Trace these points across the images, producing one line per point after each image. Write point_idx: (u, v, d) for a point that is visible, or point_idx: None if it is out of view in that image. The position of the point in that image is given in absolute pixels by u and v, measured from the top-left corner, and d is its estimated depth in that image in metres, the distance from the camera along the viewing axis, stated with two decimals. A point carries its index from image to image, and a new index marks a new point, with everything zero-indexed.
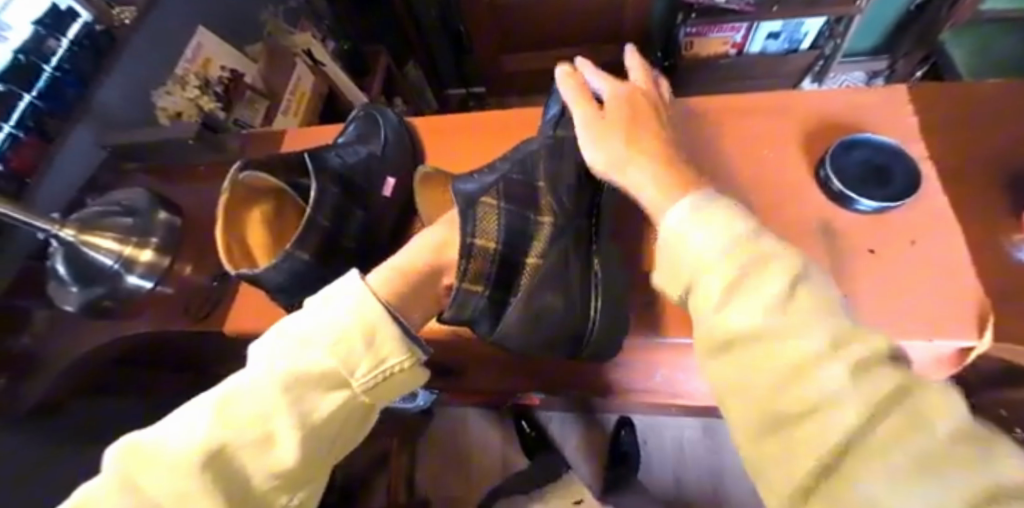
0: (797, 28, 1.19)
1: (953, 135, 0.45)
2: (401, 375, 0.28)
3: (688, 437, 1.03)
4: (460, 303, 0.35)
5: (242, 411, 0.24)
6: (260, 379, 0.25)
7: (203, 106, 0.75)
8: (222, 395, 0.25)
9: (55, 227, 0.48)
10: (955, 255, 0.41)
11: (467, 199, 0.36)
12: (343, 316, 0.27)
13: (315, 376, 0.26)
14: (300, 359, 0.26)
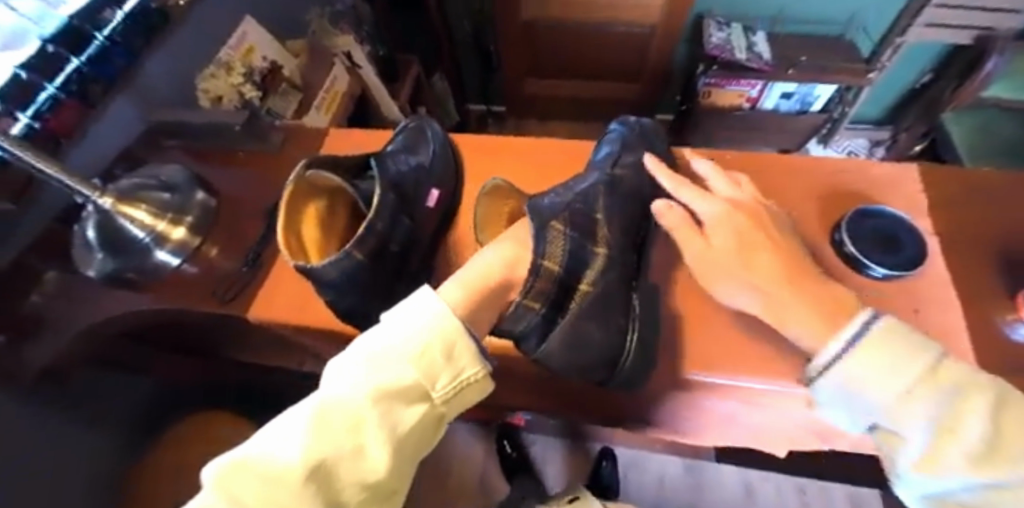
0: (811, 91, 1.25)
1: (966, 214, 0.47)
2: (475, 386, 0.29)
3: (669, 473, 1.07)
4: (517, 316, 0.36)
5: (337, 424, 0.25)
6: (349, 391, 0.26)
7: (243, 92, 0.79)
8: (308, 408, 0.26)
9: (96, 193, 0.47)
10: (951, 326, 0.41)
11: (540, 220, 0.38)
12: (424, 328, 0.28)
13: (403, 388, 0.27)
14: (387, 371, 0.27)
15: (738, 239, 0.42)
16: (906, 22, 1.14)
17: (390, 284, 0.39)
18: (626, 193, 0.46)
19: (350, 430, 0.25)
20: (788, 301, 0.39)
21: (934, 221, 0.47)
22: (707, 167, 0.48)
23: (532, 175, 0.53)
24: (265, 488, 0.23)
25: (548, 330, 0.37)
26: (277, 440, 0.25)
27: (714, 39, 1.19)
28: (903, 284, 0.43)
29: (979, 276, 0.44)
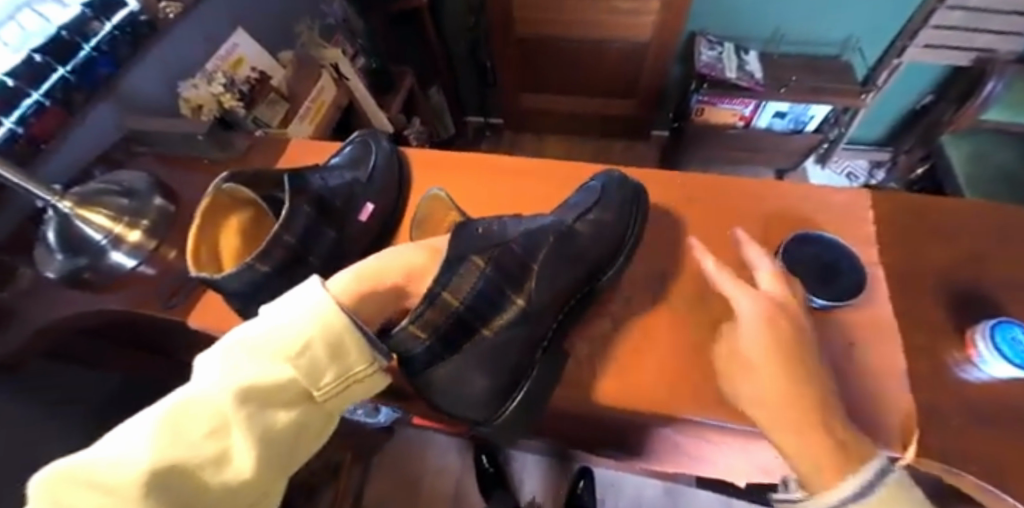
0: (805, 110, 1.23)
1: (919, 243, 0.46)
2: (363, 381, 0.30)
3: (648, 495, 1.04)
4: (402, 338, 0.34)
5: (192, 430, 0.24)
6: (212, 389, 0.25)
7: (221, 102, 0.75)
8: (167, 407, 0.24)
9: (55, 197, 0.49)
10: (894, 362, 0.40)
11: (459, 250, 0.35)
12: (304, 322, 0.29)
13: (273, 385, 0.27)
14: (257, 366, 0.27)
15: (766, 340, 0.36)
16: (902, 43, 1.12)
17: None
18: (580, 249, 0.43)
19: (212, 430, 0.24)
20: (792, 416, 0.33)
21: (883, 250, 0.45)
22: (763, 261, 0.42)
23: (483, 196, 0.52)
24: (103, 491, 0.21)
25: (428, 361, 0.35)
26: (125, 441, 0.23)
27: (704, 57, 1.18)
28: (845, 315, 0.42)
29: (929, 308, 0.42)
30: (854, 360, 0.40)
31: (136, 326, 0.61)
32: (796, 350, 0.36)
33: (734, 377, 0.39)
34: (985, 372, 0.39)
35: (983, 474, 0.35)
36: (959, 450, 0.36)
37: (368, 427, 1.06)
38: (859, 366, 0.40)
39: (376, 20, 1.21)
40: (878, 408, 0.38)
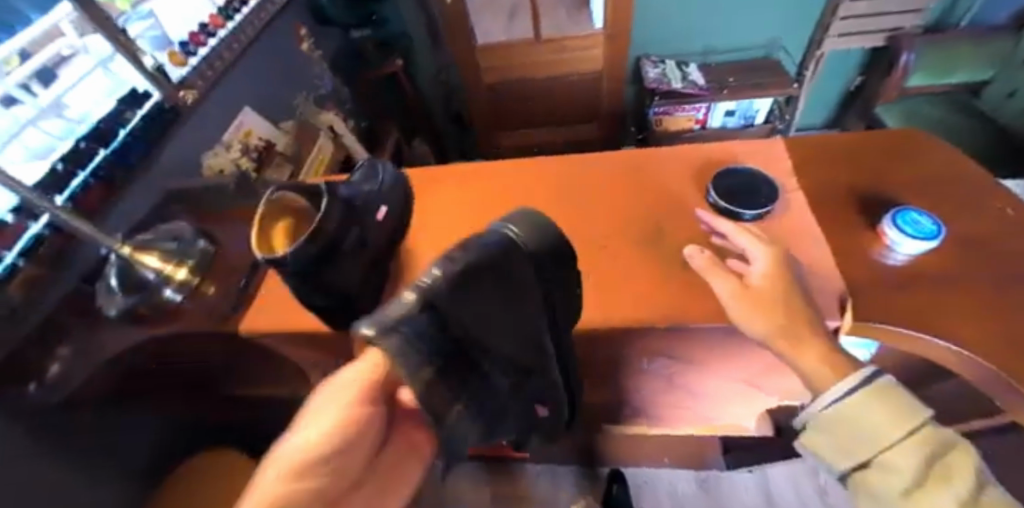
0: (750, 105, 1.37)
1: (833, 169, 0.56)
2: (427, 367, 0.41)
3: (682, 490, 1.06)
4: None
5: (316, 462, 0.31)
6: (311, 439, 0.32)
7: (240, 163, 0.91)
8: (286, 457, 0.30)
9: (117, 245, 0.60)
10: (825, 257, 0.49)
11: None
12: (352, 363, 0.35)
13: (350, 420, 0.33)
14: (334, 414, 0.33)
15: (783, 290, 0.43)
16: (820, 37, 1.29)
17: (340, 278, 0.48)
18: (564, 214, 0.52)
19: (321, 462, 0.31)
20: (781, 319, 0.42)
21: (804, 177, 0.55)
22: (748, 185, 0.54)
23: (474, 194, 0.62)
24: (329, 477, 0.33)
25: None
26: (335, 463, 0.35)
27: (651, 74, 1.34)
28: (771, 224, 0.52)
29: (848, 215, 0.52)
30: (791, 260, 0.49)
31: (185, 354, 0.69)
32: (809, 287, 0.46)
33: (770, 279, 0.48)
34: (901, 254, 0.49)
35: (912, 326, 0.44)
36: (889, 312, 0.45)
37: None
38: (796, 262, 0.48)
39: (358, 87, 1.35)
40: (814, 291, 0.47)
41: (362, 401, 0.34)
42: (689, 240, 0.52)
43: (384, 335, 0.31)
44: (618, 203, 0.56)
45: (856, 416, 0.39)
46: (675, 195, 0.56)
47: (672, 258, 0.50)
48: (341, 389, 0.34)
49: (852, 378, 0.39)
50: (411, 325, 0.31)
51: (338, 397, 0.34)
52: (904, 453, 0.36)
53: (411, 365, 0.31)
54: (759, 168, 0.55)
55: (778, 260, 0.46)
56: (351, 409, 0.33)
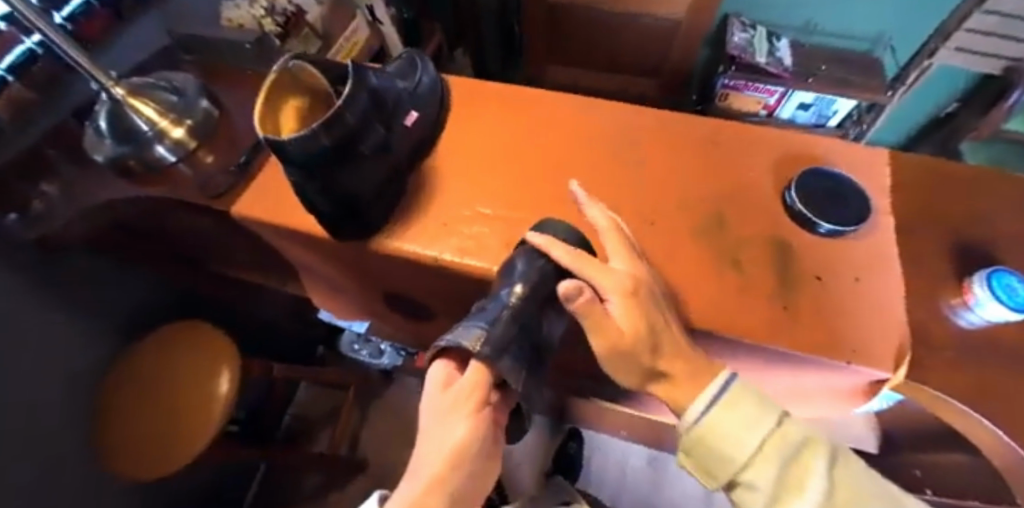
0: (830, 104, 1.24)
1: (931, 202, 0.48)
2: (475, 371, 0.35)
3: (632, 464, 1.01)
4: (512, 317, 0.38)
5: (457, 468, 0.32)
6: (441, 445, 0.32)
7: (262, 25, 0.69)
8: (426, 468, 0.31)
9: (110, 83, 0.53)
10: (895, 297, 0.43)
11: (534, 262, 0.40)
12: (467, 373, 0.35)
13: (479, 426, 0.33)
14: (457, 422, 0.33)
15: (631, 344, 0.35)
16: (934, 44, 1.07)
17: (352, 184, 0.42)
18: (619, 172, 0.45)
19: (459, 466, 0.32)
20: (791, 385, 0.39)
21: (895, 202, 0.48)
22: (834, 195, 0.46)
23: (518, 124, 0.53)
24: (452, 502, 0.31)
25: (523, 340, 0.38)
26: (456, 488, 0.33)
27: (736, 40, 1.18)
28: (845, 244, 0.45)
29: (933, 257, 0.45)
30: (858, 291, 0.43)
31: (172, 217, 0.64)
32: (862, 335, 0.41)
33: (829, 304, 0.42)
34: (976, 317, 0.42)
35: (969, 402, 0.39)
36: (949, 381, 0.39)
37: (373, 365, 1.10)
38: (862, 296, 0.42)
39: None
40: (875, 332, 0.41)
41: (479, 407, 0.34)
42: (750, 239, 0.46)
43: (495, 356, 0.36)
44: (677, 176, 0.50)
45: (718, 435, 0.35)
46: (745, 184, 0.49)
47: (724, 255, 0.45)
48: (459, 401, 0.34)
49: (718, 378, 0.36)
50: (510, 342, 0.37)
51: (456, 409, 0.34)
52: (762, 465, 0.34)
53: (513, 368, 0.36)
54: (848, 176, 0.47)
55: (636, 307, 0.35)
56: (472, 417, 0.33)
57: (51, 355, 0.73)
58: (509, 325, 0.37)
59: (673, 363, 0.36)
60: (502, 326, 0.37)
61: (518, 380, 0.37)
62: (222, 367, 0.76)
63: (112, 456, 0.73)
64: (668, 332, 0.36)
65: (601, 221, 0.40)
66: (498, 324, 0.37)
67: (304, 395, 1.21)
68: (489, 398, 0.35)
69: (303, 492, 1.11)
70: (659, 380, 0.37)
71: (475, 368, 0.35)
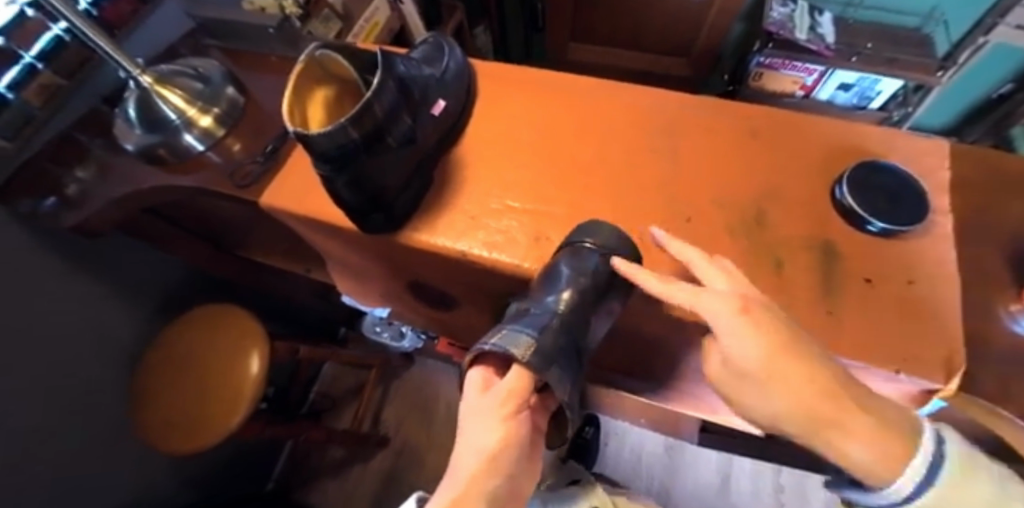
0: (872, 85, 1.16)
1: (989, 198, 0.45)
2: (516, 375, 0.34)
3: (649, 449, 0.98)
4: (557, 326, 0.37)
5: (491, 473, 0.30)
6: (476, 447, 0.31)
7: (283, 8, 0.67)
8: (462, 468, 0.31)
9: (136, 71, 0.53)
10: (949, 302, 0.40)
11: (584, 269, 0.38)
12: (509, 377, 0.34)
13: (514, 432, 0.32)
14: (492, 426, 0.32)
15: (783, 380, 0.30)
16: (992, 20, 1.00)
17: (381, 174, 0.41)
18: None
19: (494, 470, 0.31)
20: None
21: (952, 200, 0.45)
22: (886, 187, 0.44)
23: (548, 111, 0.51)
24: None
25: (569, 349, 0.37)
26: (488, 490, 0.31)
27: (775, 14, 1.10)
28: (898, 243, 0.43)
29: (990, 262, 0.42)
30: (909, 295, 0.40)
31: (198, 199, 0.65)
32: (911, 343, 0.39)
33: (876, 309, 0.40)
34: None
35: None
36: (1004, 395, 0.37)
37: (395, 348, 1.11)
38: (914, 302, 0.40)
39: None
40: (927, 337, 0.39)
41: (516, 412, 0.33)
42: (792, 238, 0.43)
43: (543, 364, 0.35)
44: (716, 169, 0.47)
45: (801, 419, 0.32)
46: (789, 178, 0.46)
47: (765, 255, 0.43)
48: (495, 403, 0.33)
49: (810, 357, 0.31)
50: (556, 351, 0.36)
51: (492, 411, 0.32)
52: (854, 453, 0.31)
53: (561, 379, 0.35)
54: (905, 168, 0.45)
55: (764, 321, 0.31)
56: (506, 423, 0.32)
57: (85, 336, 0.75)
58: (558, 334, 0.37)
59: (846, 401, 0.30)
60: (550, 335, 0.36)
61: (564, 391, 0.36)
62: (252, 350, 0.77)
63: (150, 433, 0.76)
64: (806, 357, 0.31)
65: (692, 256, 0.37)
66: (545, 333, 0.36)
67: (328, 373, 1.23)
68: (527, 402, 0.34)
69: (326, 466, 1.14)
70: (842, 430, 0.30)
71: (517, 372, 0.34)
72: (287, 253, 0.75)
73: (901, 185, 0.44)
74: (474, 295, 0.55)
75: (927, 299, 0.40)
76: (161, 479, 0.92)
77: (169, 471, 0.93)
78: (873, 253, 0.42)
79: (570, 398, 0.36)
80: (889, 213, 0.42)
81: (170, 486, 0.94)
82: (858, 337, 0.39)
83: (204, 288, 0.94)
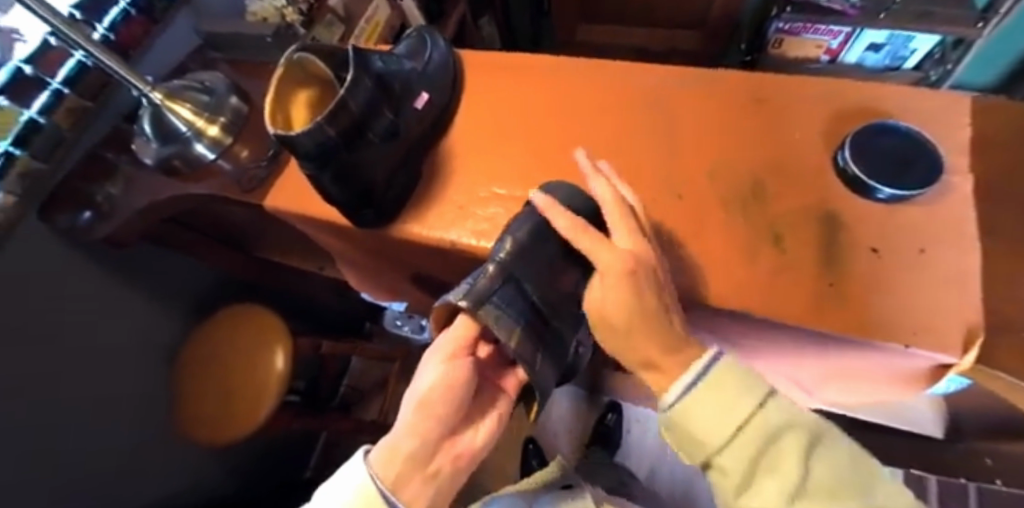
0: (905, 43, 1.08)
1: (1011, 156, 0.42)
2: (461, 325, 0.35)
3: None
4: (498, 271, 0.35)
5: (424, 414, 0.32)
6: (417, 389, 0.34)
7: (284, 15, 0.71)
8: (404, 409, 0.33)
9: (147, 88, 0.52)
10: (967, 269, 0.38)
11: (541, 227, 0.37)
12: (455, 327, 0.35)
13: (453, 375, 0.33)
14: (433, 370, 0.34)
15: (632, 339, 0.32)
16: None
17: (366, 170, 0.42)
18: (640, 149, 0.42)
19: (429, 409, 0.32)
20: None
21: (972, 161, 0.42)
22: (894, 151, 0.41)
23: (538, 95, 0.51)
24: (421, 444, 0.32)
25: (518, 298, 0.35)
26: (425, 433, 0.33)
27: None
28: (910, 210, 0.40)
29: (1016, 224, 0.39)
30: (921, 265, 0.38)
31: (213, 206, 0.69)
32: (921, 314, 0.37)
33: (882, 282, 0.38)
34: None
35: None
36: None
37: (416, 340, 1.14)
38: (926, 271, 0.38)
39: None
40: (940, 309, 0.37)
41: (459, 356, 0.34)
42: (792, 211, 0.42)
43: (475, 306, 0.34)
44: (711, 143, 0.46)
45: (693, 414, 0.32)
46: (788, 148, 0.44)
47: (762, 230, 0.41)
48: (438, 349, 0.34)
49: (700, 360, 0.32)
50: (494, 293, 0.34)
51: (434, 356, 0.34)
52: (737, 456, 0.32)
53: (502, 322, 0.34)
54: (916, 129, 0.42)
55: (626, 289, 0.31)
56: (446, 366, 0.34)
57: (126, 340, 0.81)
58: (503, 282, 0.35)
59: (667, 357, 0.32)
60: (488, 277, 0.35)
61: (505, 335, 0.34)
62: (275, 347, 0.81)
63: (188, 426, 0.81)
64: (664, 324, 0.32)
65: (605, 195, 0.36)
66: (482, 279, 0.35)
67: (357, 366, 1.27)
68: (473, 351, 0.35)
69: (357, 456, 1.18)
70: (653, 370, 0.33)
71: (463, 322, 0.35)
72: (301, 251, 0.78)
73: (911, 147, 0.41)
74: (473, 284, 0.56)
75: (941, 268, 0.38)
76: (205, 471, 0.98)
77: (211, 463, 0.99)
78: (880, 222, 0.40)
79: (515, 348, 0.34)
80: (896, 179, 0.40)
81: (213, 476, 1.00)
82: (864, 310, 0.37)
83: (232, 289, 0.99)
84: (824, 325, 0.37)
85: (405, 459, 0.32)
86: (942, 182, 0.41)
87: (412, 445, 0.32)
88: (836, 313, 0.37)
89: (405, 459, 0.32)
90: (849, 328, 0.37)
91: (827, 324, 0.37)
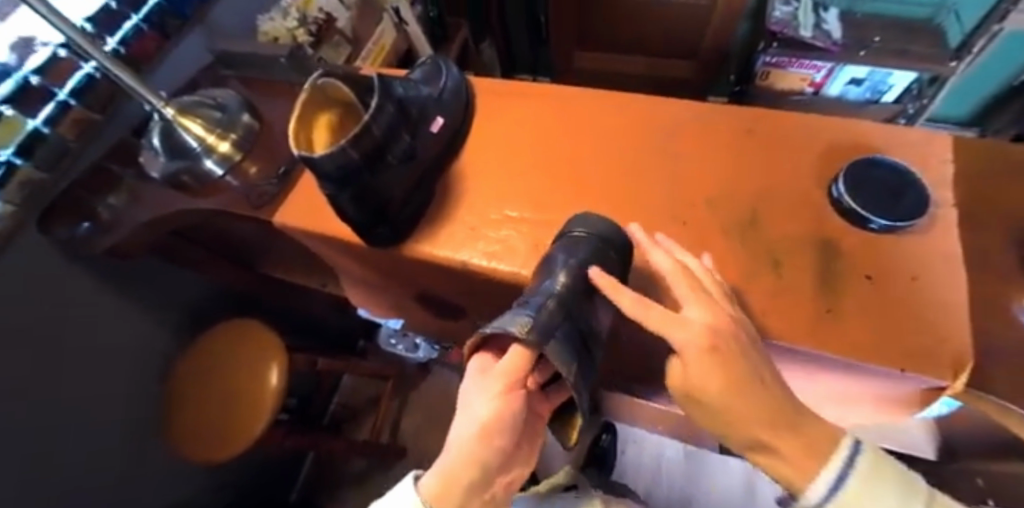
0: (884, 78, 1.14)
1: (990, 190, 0.45)
2: (514, 357, 0.33)
3: (667, 457, 0.97)
4: (557, 305, 0.36)
5: (477, 450, 0.32)
6: (470, 420, 0.33)
7: (294, 37, 0.73)
8: (456, 440, 0.33)
9: (160, 104, 0.52)
10: (955, 296, 0.40)
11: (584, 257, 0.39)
12: (508, 356, 0.34)
13: (506, 410, 0.32)
14: (486, 403, 0.32)
15: (732, 418, 0.31)
16: (1005, 6, 0.96)
17: (385, 190, 0.43)
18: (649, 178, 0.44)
19: (485, 442, 0.32)
20: None
21: (955, 194, 0.44)
22: (885, 183, 0.44)
23: (548, 123, 0.53)
24: (477, 476, 0.32)
25: (570, 326, 0.36)
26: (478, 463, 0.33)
27: (778, 13, 1.07)
28: (900, 239, 0.43)
29: (1000, 255, 0.41)
30: (913, 292, 0.40)
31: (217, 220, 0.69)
32: (914, 338, 0.39)
33: (876, 308, 0.40)
34: None
35: None
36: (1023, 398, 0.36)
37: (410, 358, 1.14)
38: (917, 297, 0.40)
39: None
40: (932, 334, 0.39)
41: (512, 388, 0.33)
42: (789, 238, 0.44)
43: (541, 341, 0.34)
44: (713, 171, 0.48)
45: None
46: (785, 178, 0.47)
47: (763, 256, 0.43)
48: (491, 382, 0.33)
49: (840, 449, 0.31)
50: (556, 328, 0.35)
51: (485, 389, 0.33)
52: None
53: (562, 357, 0.34)
54: (905, 163, 0.45)
55: (712, 364, 0.30)
56: (499, 400, 0.32)
57: (118, 353, 0.79)
58: (557, 312, 0.36)
59: (778, 435, 0.31)
60: (548, 313, 0.35)
61: (568, 369, 0.34)
62: (271, 361, 0.80)
63: (178, 442, 0.79)
64: (764, 395, 0.31)
65: (667, 265, 0.36)
66: (543, 312, 0.35)
67: (348, 384, 1.25)
68: (525, 381, 0.34)
69: (347, 475, 1.16)
70: (763, 450, 0.31)
71: (516, 352, 0.34)
72: (303, 268, 0.78)
73: (900, 179, 0.44)
74: (480, 302, 0.57)
75: (931, 295, 0.40)
76: (189, 490, 0.95)
77: (196, 481, 0.96)
78: (873, 251, 0.42)
79: (574, 379, 0.34)
80: (889, 210, 0.42)
81: (197, 495, 0.97)
82: (860, 334, 0.39)
83: (226, 304, 0.98)
84: (823, 348, 0.39)
85: (462, 490, 0.33)
86: (930, 214, 0.43)
87: (469, 478, 0.32)
88: (834, 337, 0.39)
89: (461, 490, 0.32)
90: (846, 353, 0.39)
91: (826, 347, 0.39)
